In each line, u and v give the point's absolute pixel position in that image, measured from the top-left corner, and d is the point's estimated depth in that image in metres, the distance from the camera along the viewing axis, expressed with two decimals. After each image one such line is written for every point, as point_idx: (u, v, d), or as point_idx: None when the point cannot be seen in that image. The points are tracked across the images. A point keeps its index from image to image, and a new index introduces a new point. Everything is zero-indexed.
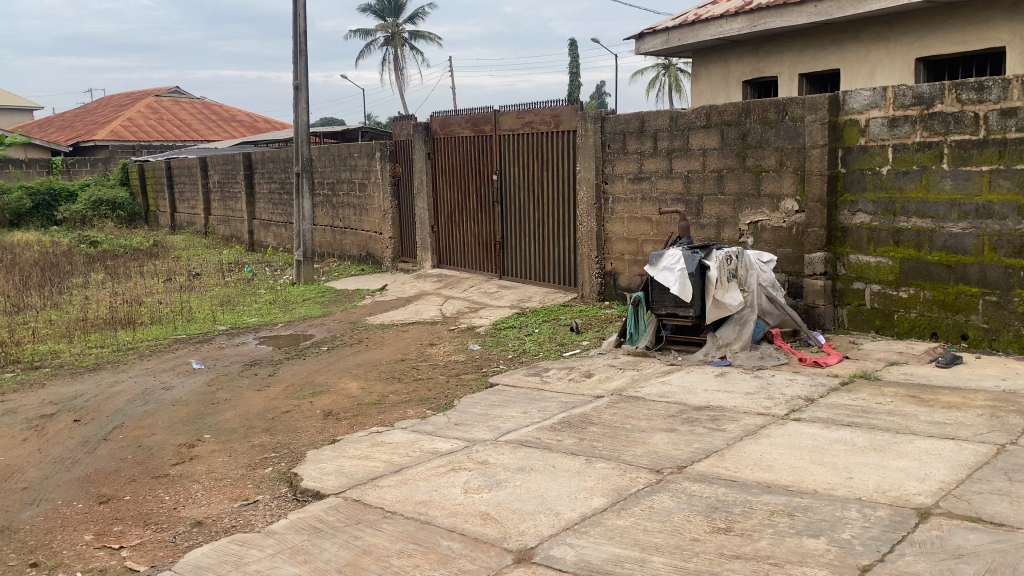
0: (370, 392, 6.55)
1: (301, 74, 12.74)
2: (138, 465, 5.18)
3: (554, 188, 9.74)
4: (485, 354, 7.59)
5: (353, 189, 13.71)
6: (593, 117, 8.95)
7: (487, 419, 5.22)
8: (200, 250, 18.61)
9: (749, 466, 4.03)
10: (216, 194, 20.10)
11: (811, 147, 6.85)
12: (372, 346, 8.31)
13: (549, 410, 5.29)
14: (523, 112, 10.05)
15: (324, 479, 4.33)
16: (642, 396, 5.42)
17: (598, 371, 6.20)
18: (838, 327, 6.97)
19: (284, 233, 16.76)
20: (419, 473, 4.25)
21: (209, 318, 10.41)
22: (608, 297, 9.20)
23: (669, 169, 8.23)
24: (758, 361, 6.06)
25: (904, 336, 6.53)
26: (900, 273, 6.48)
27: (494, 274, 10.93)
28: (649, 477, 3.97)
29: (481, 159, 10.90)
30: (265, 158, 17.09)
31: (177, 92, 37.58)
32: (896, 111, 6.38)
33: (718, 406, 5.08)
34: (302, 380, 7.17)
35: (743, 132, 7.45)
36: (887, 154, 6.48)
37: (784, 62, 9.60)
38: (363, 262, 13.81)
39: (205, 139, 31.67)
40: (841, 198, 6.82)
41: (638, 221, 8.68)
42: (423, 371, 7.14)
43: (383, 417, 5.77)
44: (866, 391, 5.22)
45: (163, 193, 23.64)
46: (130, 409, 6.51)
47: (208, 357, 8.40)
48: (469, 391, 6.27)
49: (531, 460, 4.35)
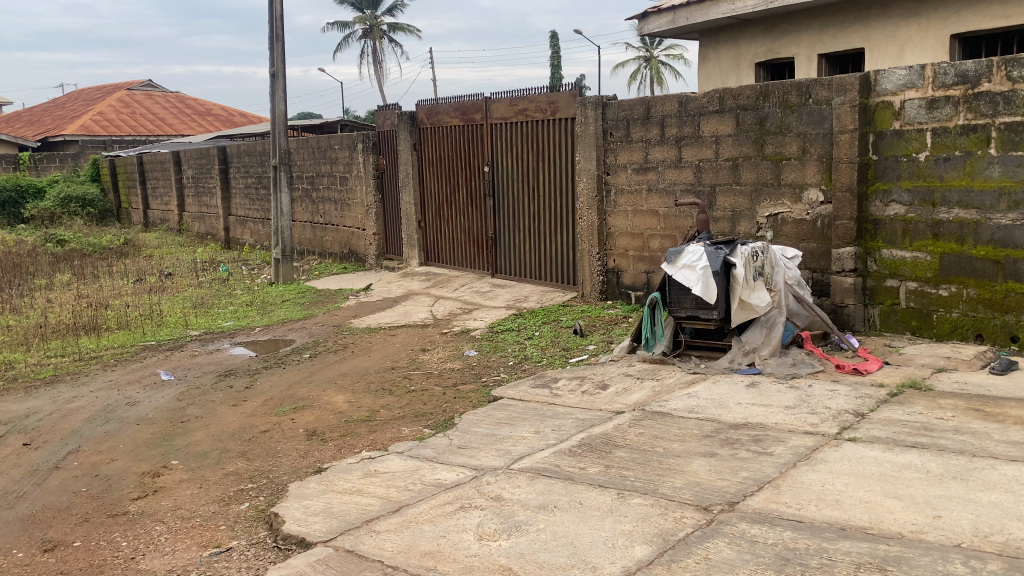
0: (359, 407, 5.89)
1: (277, 62, 12.00)
2: (93, 501, 4.49)
3: (551, 181, 9.12)
4: (483, 361, 6.95)
5: (334, 182, 12.99)
6: (593, 102, 8.32)
7: (495, 442, 4.59)
8: (173, 249, 17.81)
9: (813, 502, 3.43)
10: (190, 189, 19.25)
11: (839, 132, 6.26)
12: (359, 353, 7.65)
13: (565, 430, 4.66)
14: (516, 99, 9.41)
15: (310, 522, 3.67)
16: (668, 412, 4.82)
17: (613, 381, 5.58)
18: (869, 328, 6.40)
19: (261, 229, 16.00)
20: (423, 514, 3.60)
21: (181, 322, 9.68)
22: (610, 296, 8.59)
23: (678, 159, 7.62)
24: (791, 369, 5.48)
25: (944, 337, 5.97)
26: (939, 269, 5.92)
27: (486, 272, 10.29)
28: (697, 518, 3.36)
29: (471, 150, 10.24)
30: (240, 151, 16.32)
31: (150, 86, 36.52)
32: (936, 92, 5.81)
33: (757, 425, 4.48)
34: (282, 393, 6.49)
35: (762, 117, 6.87)
36: (925, 138, 5.90)
37: (802, 43, 9.10)
38: (345, 260, 13.12)
39: (179, 133, 30.69)
40: (872, 187, 6.25)
41: (643, 214, 8.07)
42: (416, 381, 6.49)
43: (375, 438, 5.12)
44: (921, 403, 4.63)
45: (135, 189, 22.72)
46: (89, 430, 5.81)
47: (179, 366, 7.69)
48: (470, 405, 5.62)
49: (553, 494, 3.72)
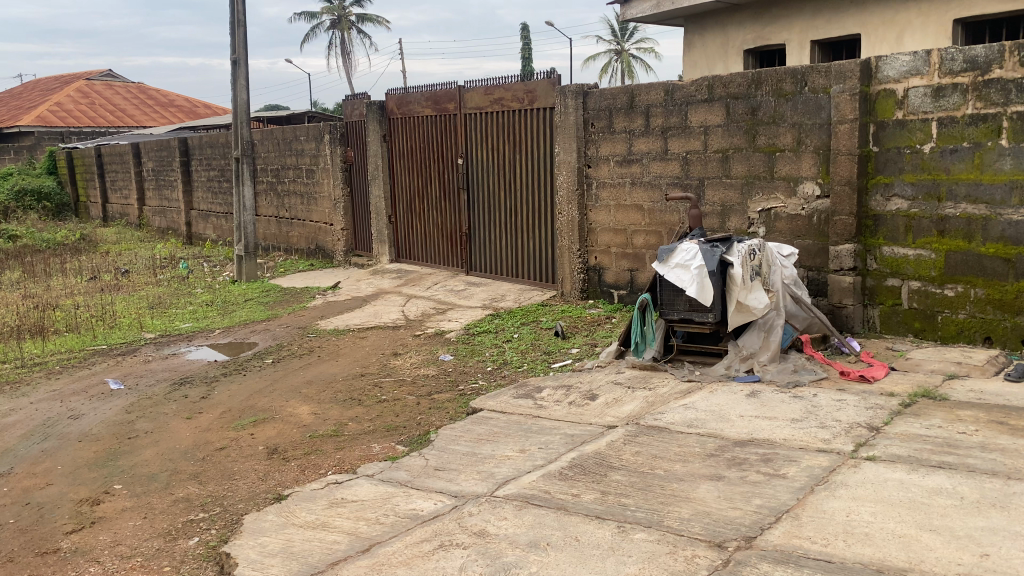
0: (325, 420, 5.41)
1: (239, 48, 11.38)
2: (21, 536, 3.97)
3: (529, 175, 8.68)
4: (459, 366, 6.48)
5: (300, 175, 12.42)
6: (574, 91, 7.88)
7: (475, 463, 4.14)
8: (132, 245, 17.07)
9: (841, 536, 3.03)
10: (151, 182, 18.48)
11: (838, 122, 5.90)
12: (326, 358, 7.14)
13: (553, 448, 4.22)
14: (491, 87, 8.96)
15: (267, 566, 3.20)
16: (665, 427, 4.41)
17: (601, 391, 5.14)
18: (869, 330, 6.04)
19: (224, 225, 15.36)
20: (397, 554, 3.15)
21: (135, 325, 9.07)
22: (591, 295, 8.17)
23: (664, 150, 7.22)
24: (792, 376, 5.10)
25: (949, 340, 5.64)
26: (945, 267, 5.59)
27: (460, 269, 9.83)
28: (711, 558, 2.94)
29: (443, 141, 9.76)
30: (202, 143, 15.65)
31: (110, 76, 35.40)
32: (942, 79, 5.46)
33: (764, 442, 4.09)
34: (241, 404, 5.98)
35: (753, 106, 6.50)
36: (931, 128, 5.55)
37: (794, 28, 9.39)
38: (311, 256, 12.56)
39: (141, 125, 29.70)
40: (872, 181, 5.89)
41: (627, 209, 7.66)
42: (387, 390, 6.01)
43: (342, 457, 4.65)
44: (938, 415, 4.27)
45: (93, 182, 21.86)
46: (24, 450, 5.25)
47: (130, 373, 7.13)
48: (447, 418, 5.16)
49: (545, 529, 3.28)
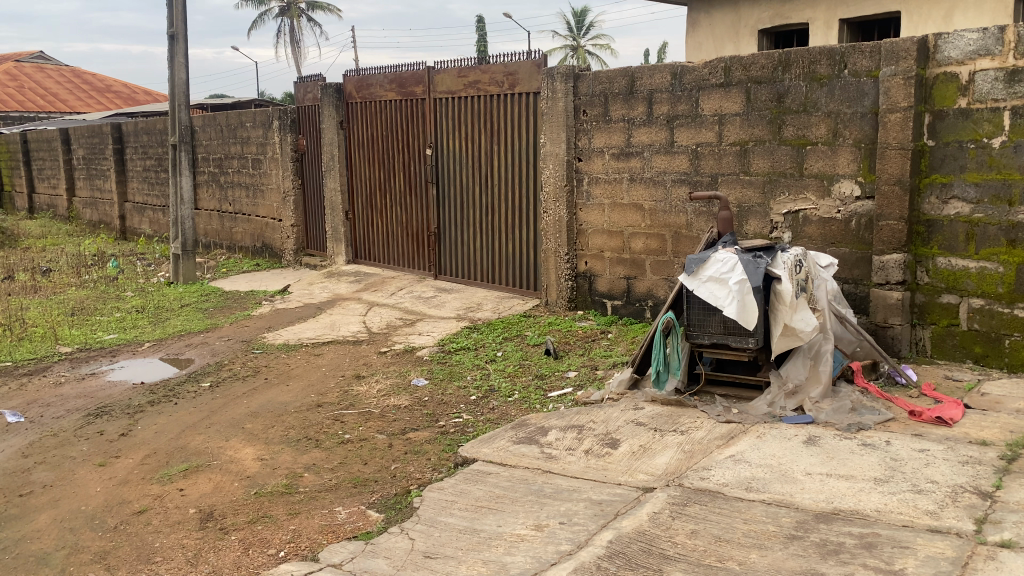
0: (276, 470, 4.32)
1: (176, 21, 10.06)
2: None
3: (508, 168, 7.67)
4: (436, 395, 5.44)
5: (245, 165, 11.18)
6: (563, 73, 6.88)
7: (480, 547, 3.12)
8: (58, 240, 15.51)
9: None
10: (82, 171, 16.91)
11: (887, 111, 5.01)
12: (276, 381, 6.02)
13: (580, 524, 3.22)
14: (466, 68, 7.92)
15: None
16: (718, 490, 3.45)
17: (622, 436, 4.16)
18: (917, 354, 5.20)
19: (162, 218, 13.98)
20: None
21: (50, 336, 7.77)
22: (580, 305, 7.20)
23: (670, 142, 6.28)
24: (853, 416, 4.21)
25: (1019, 368, 4.83)
26: (1015, 283, 4.78)
27: (427, 273, 8.77)
28: None
29: (408, 129, 8.68)
30: (137, 128, 14.24)
31: (42, 58, 33.21)
32: (1019, 61, 4.62)
33: (855, 517, 3.16)
34: (170, 445, 4.83)
35: (780, 92, 5.59)
36: (1002, 119, 4.71)
37: (820, 7, 9.20)
38: (258, 255, 11.32)
39: (74, 110, 27.77)
40: (926, 180, 5.04)
41: (624, 209, 6.70)
42: (350, 426, 4.94)
43: (299, 528, 3.59)
44: None
45: (19, 170, 20.12)
46: None
47: (35, 400, 5.88)
48: (429, 471, 4.12)
49: None
